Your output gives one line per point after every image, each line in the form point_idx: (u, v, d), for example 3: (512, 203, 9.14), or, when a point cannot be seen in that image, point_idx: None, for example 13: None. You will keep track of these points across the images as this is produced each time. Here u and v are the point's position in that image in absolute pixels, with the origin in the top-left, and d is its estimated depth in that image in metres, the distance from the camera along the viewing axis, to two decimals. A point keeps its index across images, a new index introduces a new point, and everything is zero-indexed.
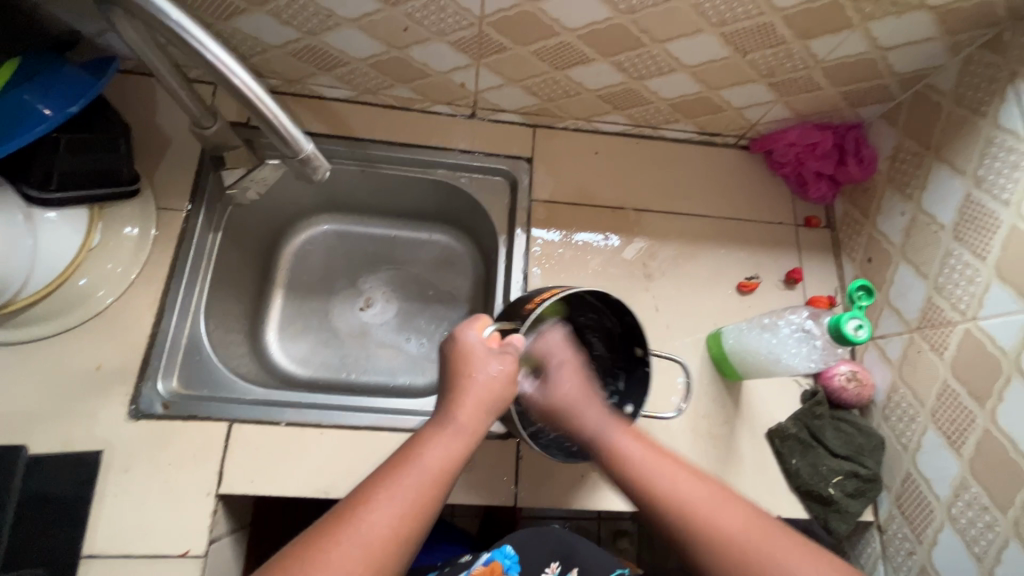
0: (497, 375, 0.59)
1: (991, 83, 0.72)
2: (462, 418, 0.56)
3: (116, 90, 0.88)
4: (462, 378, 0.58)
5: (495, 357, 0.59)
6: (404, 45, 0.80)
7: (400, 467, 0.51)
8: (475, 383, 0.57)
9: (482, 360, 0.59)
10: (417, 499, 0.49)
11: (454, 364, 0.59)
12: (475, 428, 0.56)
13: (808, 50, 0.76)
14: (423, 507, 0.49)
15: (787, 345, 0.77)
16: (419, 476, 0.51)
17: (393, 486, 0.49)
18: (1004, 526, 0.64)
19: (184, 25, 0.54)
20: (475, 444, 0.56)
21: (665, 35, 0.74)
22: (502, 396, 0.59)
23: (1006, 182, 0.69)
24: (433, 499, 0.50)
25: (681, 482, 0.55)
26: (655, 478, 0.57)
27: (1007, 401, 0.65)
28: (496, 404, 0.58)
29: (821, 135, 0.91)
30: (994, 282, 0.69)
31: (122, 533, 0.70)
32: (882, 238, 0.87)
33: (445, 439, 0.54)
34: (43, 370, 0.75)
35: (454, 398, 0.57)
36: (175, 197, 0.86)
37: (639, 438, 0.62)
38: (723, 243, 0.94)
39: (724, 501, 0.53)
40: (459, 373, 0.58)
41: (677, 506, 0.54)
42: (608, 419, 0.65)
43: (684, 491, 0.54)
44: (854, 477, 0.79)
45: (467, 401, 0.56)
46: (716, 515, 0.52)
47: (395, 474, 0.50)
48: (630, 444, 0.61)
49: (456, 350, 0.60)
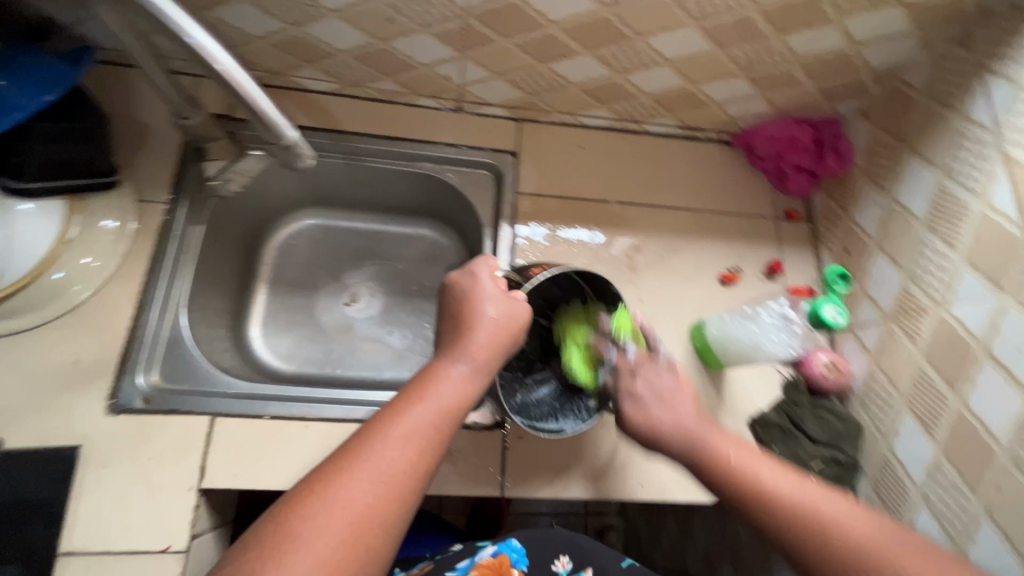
0: (510, 314, 0.61)
1: (960, 78, 0.75)
2: (477, 356, 0.58)
3: (94, 81, 0.87)
4: (471, 313, 0.60)
5: (501, 293, 0.62)
6: (389, 37, 0.80)
7: (416, 394, 0.54)
8: (485, 321, 0.60)
9: (489, 295, 0.62)
10: (436, 421, 0.52)
11: (463, 301, 0.62)
12: (489, 366, 0.58)
13: (786, 44, 0.77)
14: (441, 429, 0.52)
15: (769, 332, 0.78)
16: (435, 402, 0.53)
17: (410, 418, 0.52)
18: (976, 506, 0.66)
19: (163, 6, 0.53)
20: (489, 373, 0.58)
21: (647, 29, 0.76)
22: (511, 328, 0.61)
23: (976, 173, 0.71)
24: (451, 423, 0.53)
25: (806, 490, 0.55)
26: (779, 491, 0.55)
27: (977, 385, 0.67)
28: (509, 340, 0.61)
29: (799, 130, 0.93)
30: (964, 270, 0.71)
31: (100, 530, 0.69)
32: (859, 230, 0.89)
33: (460, 369, 0.57)
34: (18, 365, 0.73)
35: (465, 332, 0.59)
36: (155, 189, 0.85)
37: (740, 445, 0.60)
38: (706, 236, 0.95)
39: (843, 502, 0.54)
40: (467, 308, 0.61)
41: (807, 517, 0.53)
42: (702, 424, 0.61)
43: (810, 499, 0.54)
44: (835, 463, 0.80)
45: (478, 333, 0.59)
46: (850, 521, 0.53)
47: (412, 400, 0.53)
48: (738, 453, 0.59)
49: (471, 290, 0.62)
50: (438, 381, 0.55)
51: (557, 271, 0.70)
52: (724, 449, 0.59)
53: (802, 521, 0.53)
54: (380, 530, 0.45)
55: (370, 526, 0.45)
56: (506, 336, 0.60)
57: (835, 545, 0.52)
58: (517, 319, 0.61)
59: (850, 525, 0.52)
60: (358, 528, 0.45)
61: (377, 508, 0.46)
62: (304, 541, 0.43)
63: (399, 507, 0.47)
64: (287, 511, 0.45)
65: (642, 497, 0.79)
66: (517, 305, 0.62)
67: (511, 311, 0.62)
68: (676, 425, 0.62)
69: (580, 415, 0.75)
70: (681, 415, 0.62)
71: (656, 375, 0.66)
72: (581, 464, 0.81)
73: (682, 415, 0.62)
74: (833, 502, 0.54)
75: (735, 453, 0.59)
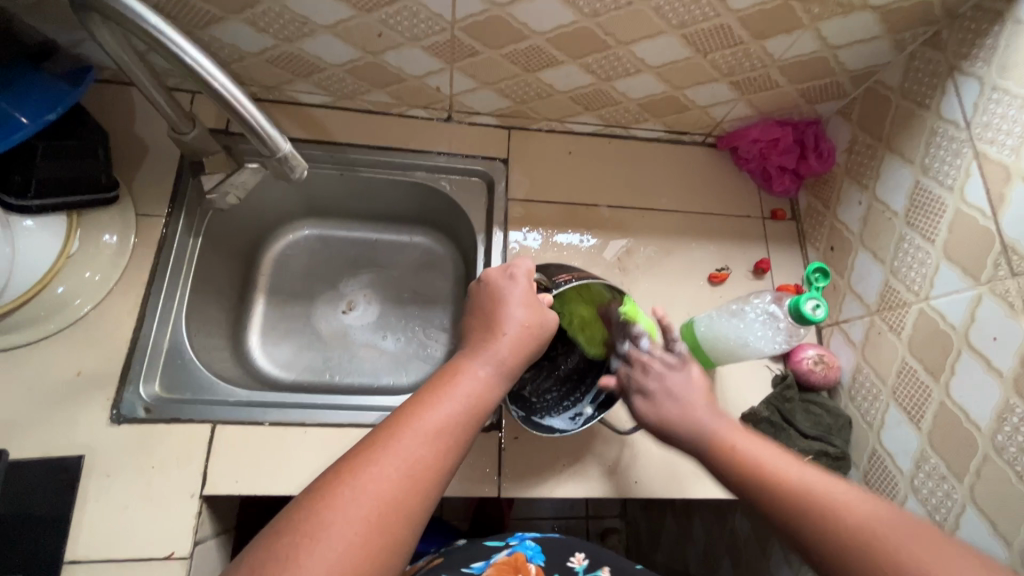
0: (536, 322, 0.63)
1: (933, 78, 0.77)
2: (503, 356, 0.60)
3: (92, 99, 0.89)
4: (502, 314, 0.63)
5: (532, 297, 0.65)
6: (379, 50, 0.82)
7: (444, 390, 0.56)
8: (514, 324, 0.62)
9: (521, 299, 0.65)
10: (462, 419, 0.54)
11: (496, 302, 0.64)
12: (513, 367, 0.60)
13: (765, 49, 0.80)
14: (467, 428, 0.54)
15: (754, 327, 0.81)
16: (463, 399, 0.55)
17: (438, 411, 0.53)
18: (961, 492, 0.67)
19: (160, 28, 0.55)
20: (511, 371, 0.60)
21: (629, 38, 0.78)
22: (536, 329, 0.63)
23: (950, 169, 0.74)
24: (476, 421, 0.55)
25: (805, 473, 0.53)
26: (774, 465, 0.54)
27: (958, 374, 0.69)
28: (532, 346, 0.63)
29: (782, 131, 0.96)
30: (942, 264, 0.73)
31: (104, 537, 0.70)
32: (843, 227, 0.92)
33: (484, 367, 0.58)
34: (22, 378, 0.75)
35: (494, 333, 0.61)
36: (153, 203, 0.87)
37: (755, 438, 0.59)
38: (694, 237, 0.98)
39: (848, 487, 0.51)
40: (499, 309, 0.64)
41: (785, 490, 0.52)
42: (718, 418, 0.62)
43: (802, 476, 0.53)
44: (824, 456, 0.82)
45: (507, 334, 0.61)
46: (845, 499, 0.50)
47: (440, 395, 0.55)
48: (748, 442, 0.58)
49: (500, 294, 0.65)
50: (465, 379, 0.57)
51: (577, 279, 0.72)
52: (734, 440, 0.59)
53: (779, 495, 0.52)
54: (406, 520, 0.47)
55: (396, 512, 0.47)
56: (533, 342, 0.63)
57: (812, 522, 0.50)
58: (545, 327, 0.64)
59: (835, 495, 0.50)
60: (385, 513, 0.46)
61: (402, 498, 0.47)
62: (334, 525, 0.44)
63: (425, 499, 0.49)
64: (313, 499, 0.46)
65: (638, 494, 0.81)
66: (545, 314, 0.65)
67: (539, 320, 0.64)
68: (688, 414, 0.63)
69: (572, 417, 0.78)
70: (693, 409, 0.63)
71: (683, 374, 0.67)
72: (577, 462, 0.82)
73: (697, 411, 0.63)
74: (832, 483, 0.52)
75: (745, 440, 0.58)
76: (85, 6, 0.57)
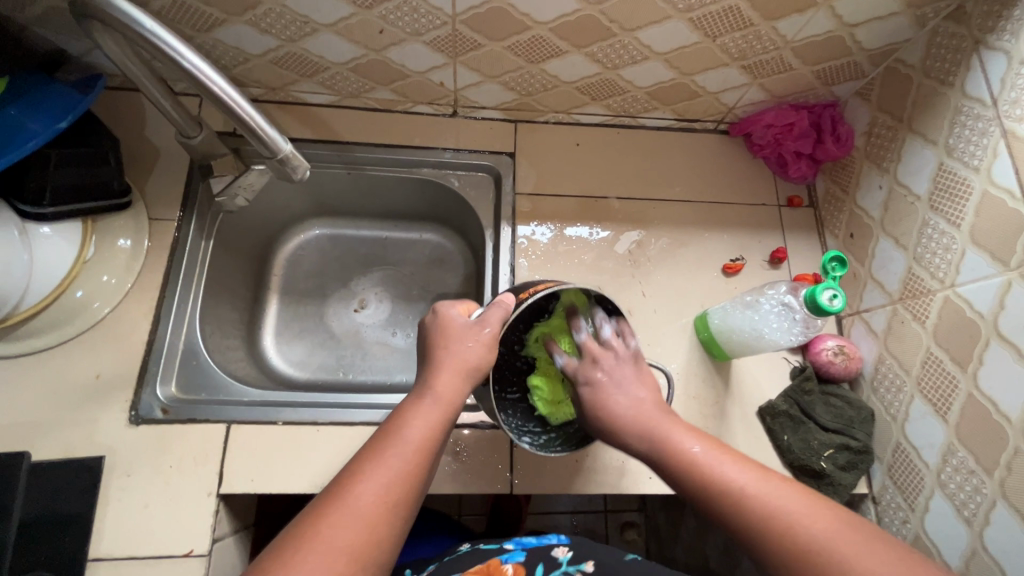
0: (473, 346, 0.61)
1: (956, 54, 0.73)
2: (439, 387, 0.58)
3: (104, 106, 0.91)
4: (443, 355, 0.61)
5: (472, 330, 0.62)
6: (382, 47, 0.81)
7: (383, 447, 0.53)
8: (450, 354, 0.61)
9: (461, 337, 0.62)
10: (407, 459, 0.52)
11: (432, 341, 0.63)
12: (454, 396, 0.58)
13: (776, 31, 0.77)
14: (414, 481, 0.52)
15: (768, 319, 0.79)
16: (404, 453, 0.53)
17: (381, 458, 0.52)
18: (991, 488, 0.65)
19: (157, 33, 0.56)
20: (453, 413, 0.58)
21: (634, 24, 0.76)
22: (482, 364, 0.61)
23: (976, 149, 0.70)
24: (422, 471, 0.53)
25: (773, 489, 0.51)
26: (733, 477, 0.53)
27: (987, 364, 0.66)
28: (474, 371, 0.60)
29: (797, 116, 0.93)
30: (968, 249, 0.70)
31: (127, 536, 0.72)
32: (863, 213, 0.88)
33: (425, 416, 0.56)
34: (44, 381, 0.77)
35: (431, 377, 0.59)
36: (167, 207, 0.88)
37: (711, 443, 0.57)
38: (707, 227, 0.95)
39: (817, 509, 0.49)
40: (439, 352, 0.61)
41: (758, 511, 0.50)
42: (664, 419, 0.61)
43: (765, 493, 0.51)
44: (845, 450, 0.80)
45: (444, 375, 0.59)
46: (810, 518, 0.48)
47: (381, 454, 0.52)
48: (701, 450, 0.56)
49: (436, 327, 0.63)
50: (404, 430, 0.54)
51: (552, 289, 0.66)
52: (686, 445, 0.57)
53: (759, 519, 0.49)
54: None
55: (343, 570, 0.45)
56: (474, 369, 0.60)
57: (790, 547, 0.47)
58: (482, 348, 0.61)
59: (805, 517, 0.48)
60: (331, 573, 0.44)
61: (349, 554, 0.45)
62: None
63: (376, 549, 0.47)
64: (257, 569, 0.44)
65: (652, 490, 0.80)
66: (479, 335, 0.62)
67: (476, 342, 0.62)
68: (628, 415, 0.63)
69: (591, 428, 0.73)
70: (646, 413, 0.62)
71: (640, 376, 0.67)
72: (590, 458, 0.81)
73: (641, 411, 0.63)
74: (797, 498, 0.50)
75: (699, 450, 0.56)
76: (85, 14, 0.57)
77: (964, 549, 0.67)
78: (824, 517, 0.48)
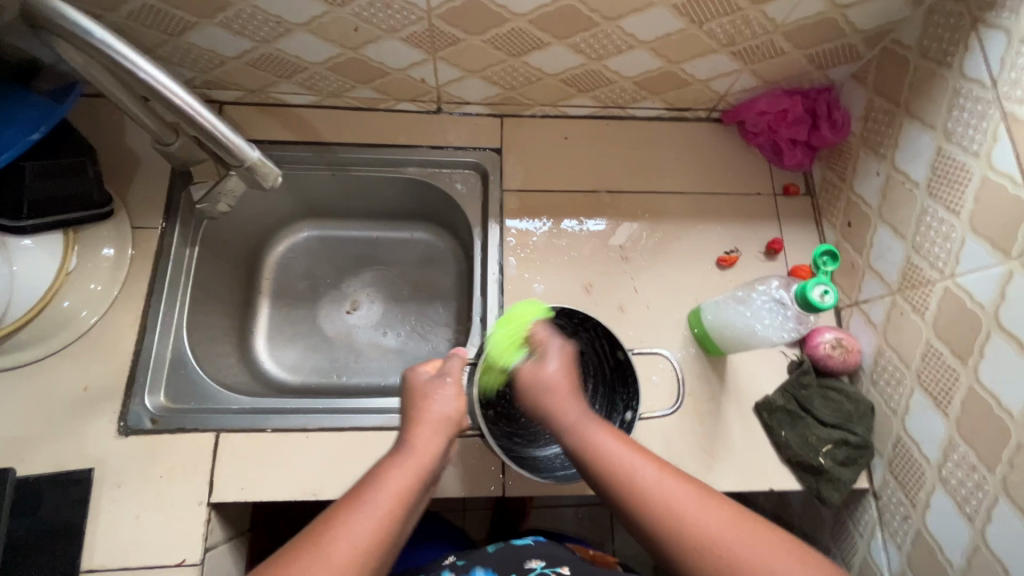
0: (445, 401, 0.64)
1: (954, 33, 0.70)
2: (416, 441, 0.60)
3: (86, 115, 0.90)
4: (421, 408, 0.64)
5: (435, 384, 0.66)
6: (358, 45, 0.80)
7: (360, 493, 0.54)
8: (427, 411, 0.63)
9: (431, 390, 0.65)
10: (386, 514, 0.52)
11: (411, 401, 0.65)
12: (430, 449, 0.60)
13: (765, 14, 0.75)
14: (391, 529, 0.52)
15: (761, 315, 0.78)
16: (380, 496, 0.53)
17: (357, 509, 0.52)
18: (992, 484, 0.63)
19: (109, 42, 0.54)
20: (432, 463, 0.59)
21: (616, 13, 0.74)
22: (455, 415, 0.64)
23: (975, 133, 0.67)
24: (398, 516, 0.53)
25: (655, 476, 0.54)
26: (634, 470, 0.55)
27: (988, 357, 0.64)
28: (448, 428, 0.63)
29: (791, 101, 0.90)
30: (968, 237, 0.67)
31: (119, 547, 0.72)
32: (860, 201, 0.86)
33: (403, 462, 0.58)
34: (34, 394, 0.77)
35: (409, 430, 0.62)
36: (150, 215, 0.88)
37: (619, 439, 0.60)
38: (701, 219, 0.93)
39: (704, 498, 0.52)
40: (416, 408, 0.64)
41: (656, 501, 0.53)
42: (589, 415, 0.62)
43: (659, 483, 0.54)
44: (843, 445, 0.78)
45: (421, 427, 0.62)
46: (692, 508, 0.52)
47: (356, 498, 0.53)
48: (612, 443, 0.58)
49: (408, 389, 0.67)
50: (381, 478, 0.56)
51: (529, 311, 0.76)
52: (602, 440, 0.59)
53: (653, 507, 0.52)
54: None
55: None
56: (448, 427, 0.63)
57: (678, 534, 0.51)
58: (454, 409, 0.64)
59: (695, 507, 0.52)
60: None
61: None
62: None
63: None
64: None
65: None
66: (450, 395, 0.65)
67: (449, 402, 0.65)
68: (559, 398, 0.64)
69: (621, 429, 0.76)
70: (561, 393, 0.65)
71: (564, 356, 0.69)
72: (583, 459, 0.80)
73: (570, 402, 0.64)
74: (688, 490, 0.53)
75: (608, 442, 0.59)
76: (40, 26, 0.55)
77: (965, 547, 0.65)
78: (708, 504, 0.52)
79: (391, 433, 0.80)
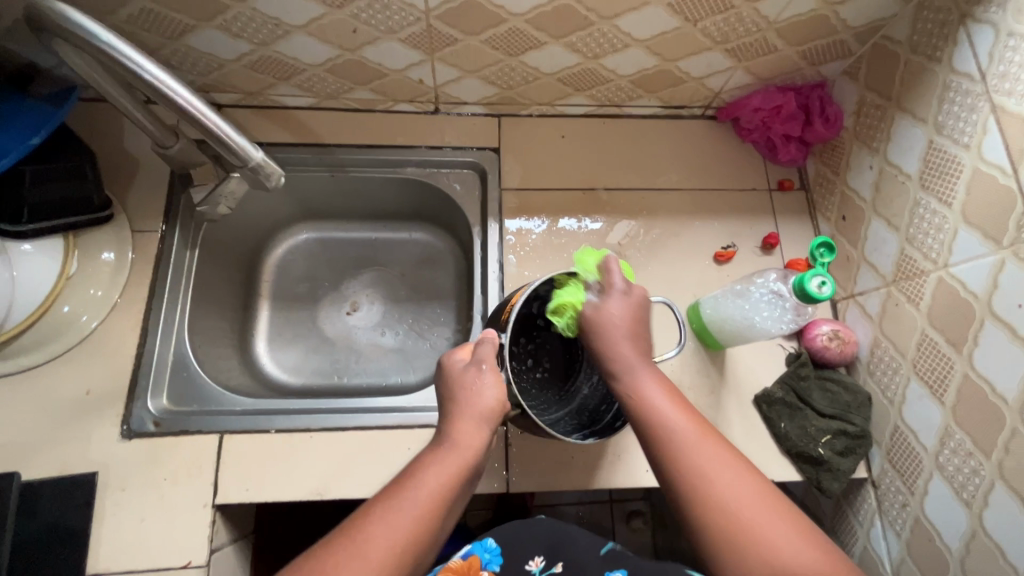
0: (484, 392, 0.61)
1: (943, 28, 0.71)
2: (456, 436, 0.59)
3: (82, 120, 0.90)
4: (459, 401, 0.61)
5: (470, 373, 0.63)
6: (357, 46, 0.80)
7: (396, 492, 0.55)
8: (465, 404, 0.61)
9: (468, 379, 0.62)
10: (421, 515, 0.53)
11: (452, 387, 0.63)
12: (469, 447, 0.59)
13: (758, 12, 0.76)
14: (424, 532, 0.53)
15: (759, 308, 0.78)
16: (415, 498, 0.54)
17: (392, 509, 0.53)
18: (988, 469, 0.64)
19: (111, 43, 0.55)
20: (472, 461, 0.58)
21: (612, 12, 0.75)
22: (497, 407, 0.61)
23: (965, 126, 0.68)
24: (434, 518, 0.54)
25: (701, 443, 0.58)
26: (681, 434, 0.58)
27: (982, 346, 0.65)
28: (488, 422, 0.61)
29: (784, 98, 0.91)
30: (960, 227, 0.69)
31: (123, 550, 0.72)
32: (854, 195, 0.87)
33: (443, 460, 0.57)
34: (35, 398, 0.77)
35: (449, 424, 0.60)
36: (149, 218, 0.88)
37: (670, 396, 0.62)
38: (697, 215, 0.94)
39: (737, 476, 0.56)
40: (454, 399, 0.62)
41: (695, 465, 0.56)
42: (642, 367, 0.63)
43: (698, 451, 0.57)
44: (842, 435, 0.80)
45: (462, 422, 0.60)
46: (725, 482, 0.55)
47: (391, 498, 0.54)
48: (662, 402, 0.61)
49: (445, 375, 0.64)
50: (421, 476, 0.56)
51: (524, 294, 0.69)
52: (651, 394, 0.61)
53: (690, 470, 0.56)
54: None
55: None
56: (489, 421, 0.61)
57: (707, 500, 0.54)
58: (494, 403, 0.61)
59: (727, 481, 0.55)
60: None
61: None
62: None
63: None
64: None
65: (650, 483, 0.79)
66: (489, 390, 0.62)
67: (488, 397, 0.61)
68: (618, 344, 0.64)
69: None
70: (623, 333, 0.64)
71: (634, 300, 0.66)
72: (584, 453, 0.80)
73: (626, 347, 0.64)
74: (727, 464, 0.56)
75: (660, 401, 0.61)
76: (45, 28, 0.56)
77: (963, 532, 0.66)
78: (739, 483, 0.55)
79: (394, 432, 0.80)
